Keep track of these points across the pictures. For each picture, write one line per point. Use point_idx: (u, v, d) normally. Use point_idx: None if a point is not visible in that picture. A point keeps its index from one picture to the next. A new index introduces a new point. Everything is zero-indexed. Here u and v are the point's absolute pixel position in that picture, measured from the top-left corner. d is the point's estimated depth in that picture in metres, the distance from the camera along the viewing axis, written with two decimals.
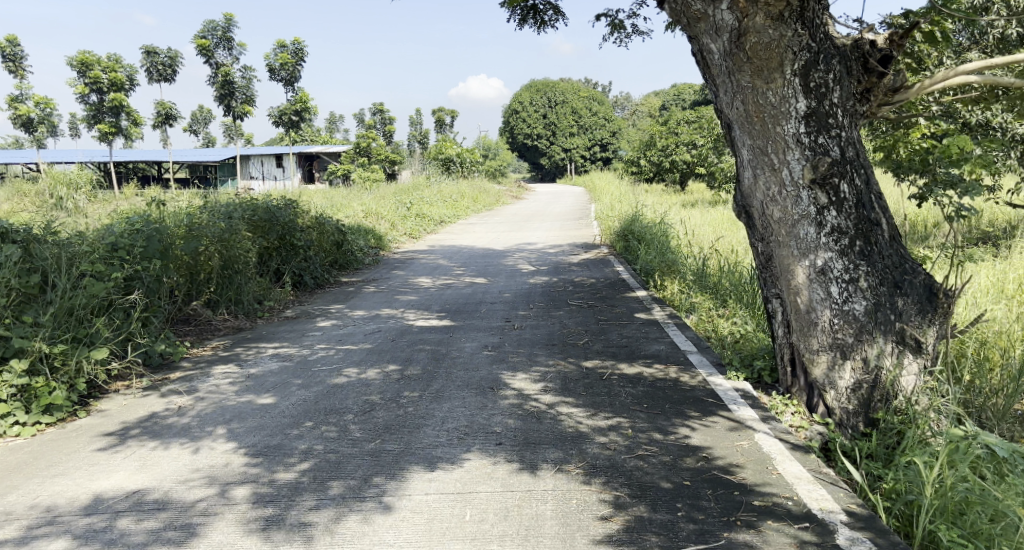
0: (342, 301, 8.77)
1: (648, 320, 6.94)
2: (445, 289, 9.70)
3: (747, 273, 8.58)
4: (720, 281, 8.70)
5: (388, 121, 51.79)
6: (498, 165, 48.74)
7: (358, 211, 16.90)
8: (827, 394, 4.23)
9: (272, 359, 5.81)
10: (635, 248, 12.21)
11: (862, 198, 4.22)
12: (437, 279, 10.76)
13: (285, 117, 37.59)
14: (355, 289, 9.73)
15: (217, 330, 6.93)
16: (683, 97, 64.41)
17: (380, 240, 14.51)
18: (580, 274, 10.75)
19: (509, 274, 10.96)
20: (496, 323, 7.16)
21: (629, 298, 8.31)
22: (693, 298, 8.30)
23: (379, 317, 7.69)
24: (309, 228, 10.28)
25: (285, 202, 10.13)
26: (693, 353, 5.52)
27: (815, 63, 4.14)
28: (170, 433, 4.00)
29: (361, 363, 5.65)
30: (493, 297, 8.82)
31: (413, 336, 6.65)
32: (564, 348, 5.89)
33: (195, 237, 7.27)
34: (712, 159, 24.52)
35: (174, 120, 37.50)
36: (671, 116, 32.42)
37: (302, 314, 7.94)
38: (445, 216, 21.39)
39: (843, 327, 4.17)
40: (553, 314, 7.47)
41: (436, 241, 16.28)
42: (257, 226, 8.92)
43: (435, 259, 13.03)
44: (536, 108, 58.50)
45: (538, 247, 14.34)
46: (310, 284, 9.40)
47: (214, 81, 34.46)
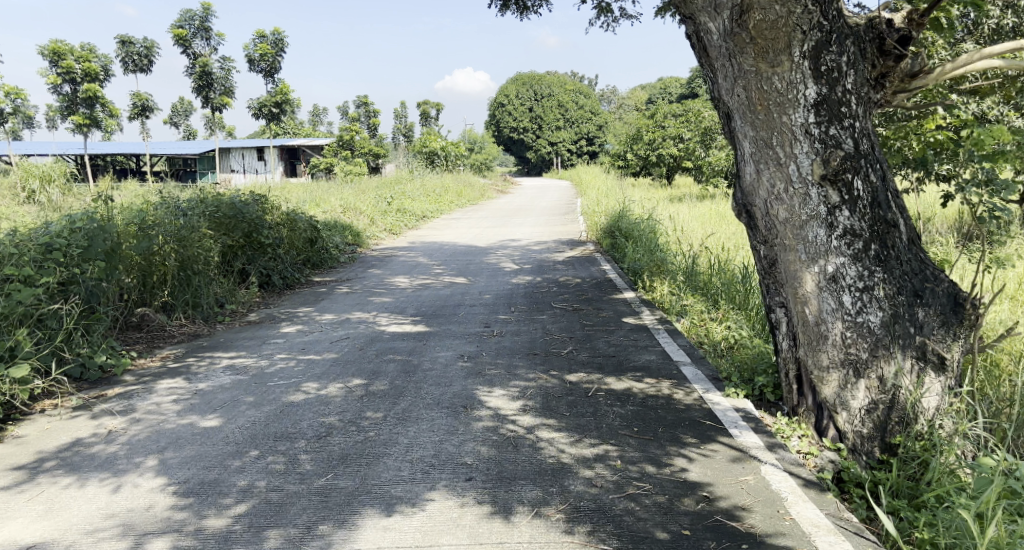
0: (311, 303, 8.25)
1: (636, 326, 6.47)
2: (422, 290, 9.19)
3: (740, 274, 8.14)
4: (712, 282, 8.27)
5: (372, 114, 51.12)
6: (484, 159, 48.20)
7: (336, 206, 16.34)
8: (838, 416, 3.76)
9: (225, 371, 5.29)
10: (622, 245, 11.75)
11: (878, 196, 3.76)
12: (415, 278, 10.25)
13: (266, 110, 36.84)
14: (327, 290, 9.20)
15: (171, 337, 6.41)
16: (669, 91, 64.17)
17: (358, 237, 13.97)
18: (565, 273, 10.27)
19: (490, 273, 10.47)
20: (474, 329, 6.67)
21: (617, 300, 7.85)
22: (684, 300, 7.85)
23: (349, 322, 7.17)
24: (278, 225, 9.75)
25: (253, 197, 9.58)
26: (687, 365, 5.05)
27: (827, 44, 3.67)
28: (91, 465, 3.49)
29: (322, 377, 5.14)
30: (473, 299, 8.32)
31: (384, 344, 6.15)
32: (546, 359, 5.41)
33: (147, 236, 6.73)
34: (699, 153, 24.14)
35: (150, 111, 36.67)
36: (658, 109, 32.04)
37: (266, 319, 7.41)
38: (428, 211, 20.86)
39: (857, 342, 3.71)
40: (535, 319, 6.98)
41: (417, 237, 15.77)
42: (221, 223, 8.38)
43: (415, 257, 12.51)
44: (522, 101, 57.87)
45: (522, 244, 13.85)
46: (278, 285, 8.88)
47: (192, 72, 33.66)
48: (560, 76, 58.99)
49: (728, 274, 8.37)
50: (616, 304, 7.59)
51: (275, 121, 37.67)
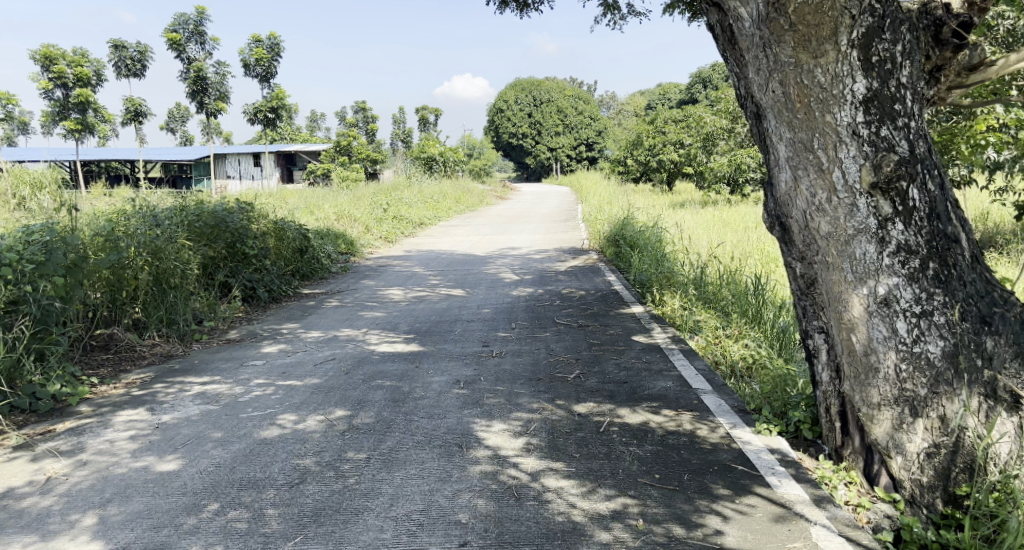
0: (297, 319, 7.73)
1: (648, 345, 5.95)
2: (416, 303, 8.67)
3: (755, 288, 7.64)
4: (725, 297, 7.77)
5: (370, 119, 50.68)
6: (483, 164, 47.73)
7: (330, 214, 15.81)
8: (891, 462, 3.23)
9: (194, 400, 4.78)
10: (627, 255, 11.23)
11: (938, 207, 3.23)
12: (410, 290, 9.74)
13: (261, 115, 36.34)
14: (315, 304, 8.67)
15: (140, 358, 5.92)
16: (667, 97, 63.92)
17: (351, 246, 13.44)
18: (567, 284, 9.76)
19: (489, 284, 9.95)
20: (472, 349, 6.15)
21: (624, 315, 7.33)
22: (696, 316, 7.33)
23: (337, 340, 6.65)
24: (265, 235, 9.25)
25: (236, 205, 9.09)
26: (709, 394, 4.52)
27: (879, 31, 3.16)
28: (20, 526, 3.01)
29: (302, 408, 4.62)
30: (469, 314, 7.81)
31: (372, 367, 5.62)
32: (551, 386, 4.89)
33: (117, 247, 6.23)
34: (701, 159, 23.71)
35: (144, 117, 36.20)
36: (658, 114, 31.63)
37: (247, 337, 6.89)
38: (425, 218, 20.33)
39: (915, 376, 3.18)
40: (538, 337, 6.46)
41: (414, 245, 15.25)
42: (202, 233, 7.88)
43: (410, 267, 11.99)
44: (522, 107, 57.59)
45: (521, 253, 13.33)
46: (263, 298, 8.38)
47: (186, 77, 33.19)
48: (559, 82, 58.67)
49: (742, 287, 7.86)
50: (624, 320, 7.07)
51: (271, 126, 37.20)
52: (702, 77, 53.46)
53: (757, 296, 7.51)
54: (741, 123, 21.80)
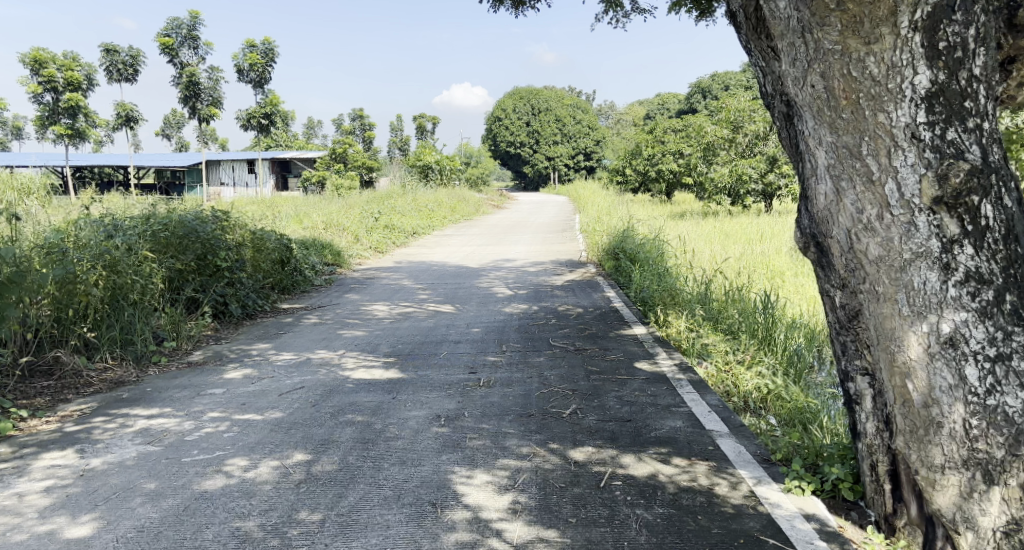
0: (269, 338, 7.11)
1: (653, 374, 5.34)
2: (401, 320, 8.05)
3: (766, 309, 7.06)
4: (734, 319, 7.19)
5: (367, 127, 50.23)
6: (480, 173, 47.17)
7: (318, 223, 15.24)
8: (959, 538, 2.64)
9: (133, 439, 4.17)
10: (628, 269, 10.64)
11: (1016, 227, 2.63)
12: (396, 305, 9.13)
13: (254, 121, 35.77)
14: (292, 321, 8.06)
15: (85, 386, 5.31)
16: (666, 107, 63.64)
17: (338, 257, 12.85)
18: (564, 300, 9.16)
19: (481, 299, 9.35)
20: (456, 376, 5.54)
21: (625, 338, 6.71)
22: (704, 338, 6.74)
23: (309, 364, 6.03)
24: (240, 246, 8.66)
25: (210, 214, 8.51)
26: (726, 438, 3.93)
27: (948, 11, 2.57)
28: None
29: (256, 450, 4.01)
30: (456, 334, 7.20)
31: (343, 398, 5.00)
32: (545, 425, 4.28)
33: (64, 260, 5.64)
34: (702, 168, 23.20)
35: (135, 122, 35.58)
36: (657, 124, 31.16)
37: (211, 359, 6.27)
38: (418, 227, 19.72)
39: (989, 435, 2.58)
40: (531, 363, 5.85)
41: (405, 256, 14.66)
42: (167, 244, 7.29)
43: (398, 279, 11.37)
44: (520, 116, 57.35)
45: (516, 266, 12.72)
46: (235, 315, 7.78)
47: (178, 81, 32.58)
48: (557, 91, 58.34)
49: (752, 307, 7.28)
50: (625, 343, 6.46)
51: (264, 132, 36.63)
52: (701, 87, 53.17)
53: (769, 317, 6.93)
54: (742, 133, 21.21)
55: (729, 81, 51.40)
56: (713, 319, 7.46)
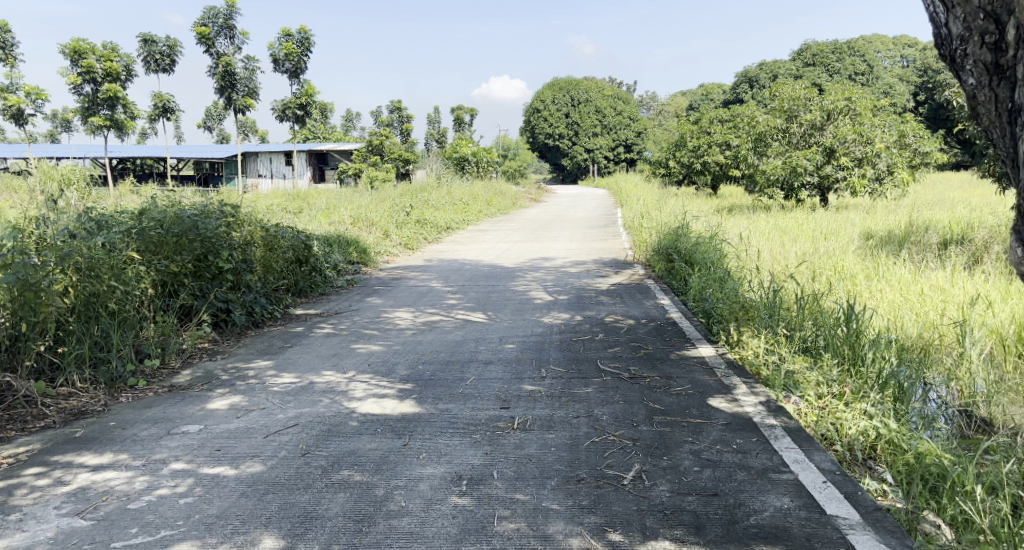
0: (272, 354, 6.13)
1: (735, 419, 4.21)
2: (425, 332, 7.02)
3: (859, 326, 5.88)
4: (820, 339, 6.02)
5: (404, 118, 49.40)
6: (517, 166, 46.12)
7: (345, 217, 14.30)
8: None
9: (62, 506, 3.20)
10: (683, 272, 9.50)
11: None
12: (421, 311, 8.12)
13: (290, 112, 35.05)
14: (303, 331, 7.08)
15: (37, 418, 4.38)
16: (710, 98, 61.75)
17: (364, 254, 11.88)
18: (612, 308, 8.04)
19: (516, 306, 8.27)
20: (485, 414, 4.46)
21: (691, 361, 5.58)
22: (788, 363, 5.58)
23: (311, 390, 5.01)
24: (248, 245, 7.68)
25: (214, 209, 7.54)
26: (860, 534, 2.88)
27: None
28: None
29: (213, 529, 3.03)
30: (487, 352, 6.12)
31: (342, 443, 3.97)
32: (601, 498, 3.21)
33: (18, 264, 4.69)
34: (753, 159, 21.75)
35: (172, 113, 35.16)
36: (703, 113, 29.66)
37: (199, 379, 5.29)
38: (452, 222, 18.72)
39: None
40: (577, 397, 4.75)
41: (435, 254, 13.64)
42: (161, 243, 6.36)
43: (427, 281, 10.37)
44: (558, 107, 56.10)
45: (555, 266, 11.61)
46: (238, 323, 6.79)
47: (214, 71, 31.98)
48: (598, 82, 56.91)
49: (839, 319, 6.10)
50: (692, 369, 5.32)
51: (300, 123, 35.92)
52: (748, 76, 51.48)
53: (862, 336, 5.75)
54: (798, 122, 19.52)
55: (778, 70, 49.40)
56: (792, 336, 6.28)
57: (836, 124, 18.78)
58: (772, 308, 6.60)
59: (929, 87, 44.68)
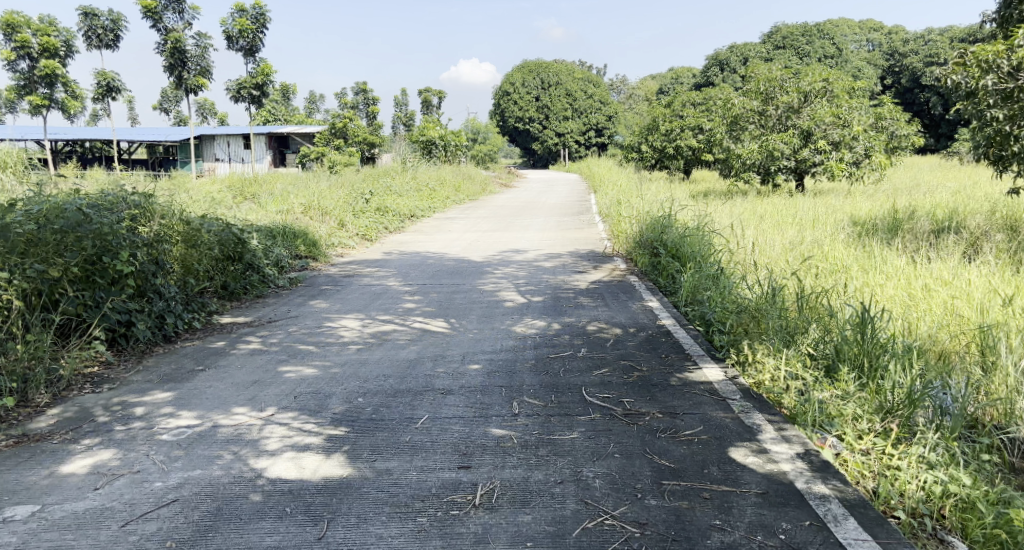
0: (176, 381, 4.90)
1: (773, 487, 3.14)
2: (373, 348, 5.83)
3: (888, 339, 4.84)
4: (837, 352, 4.95)
5: (370, 101, 47.72)
6: (487, 150, 44.86)
7: (296, 204, 12.99)
8: None
9: None
10: (672, 269, 8.46)
11: None
12: (372, 318, 6.94)
13: (244, 92, 33.22)
14: (225, 348, 5.85)
15: None
16: (681, 81, 61.00)
17: (313, 248, 10.65)
18: (594, 312, 6.95)
19: (484, 311, 7.13)
20: (438, 478, 3.33)
21: (697, 390, 4.50)
22: (815, 393, 4.48)
23: (210, 440, 3.81)
24: (161, 243, 6.40)
25: (117, 199, 6.24)
26: None
27: None
28: None
29: None
30: (445, 377, 4.97)
31: (231, 537, 2.83)
32: None
33: None
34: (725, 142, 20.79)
35: (118, 92, 33.15)
36: (675, 96, 28.57)
37: (67, 422, 4.05)
38: (415, 209, 17.51)
39: None
40: (561, 449, 3.63)
41: (396, 245, 12.44)
42: (33, 242, 5.09)
43: (383, 278, 9.19)
44: (528, 90, 54.76)
45: (527, 259, 10.48)
46: (141, 339, 5.54)
47: (162, 48, 30.08)
48: (568, 65, 55.81)
49: (856, 324, 5.06)
50: (701, 403, 4.26)
51: (256, 104, 34.12)
52: (718, 59, 50.55)
53: (885, 346, 4.75)
54: (775, 104, 18.42)
55: (750, 52, 48.65)
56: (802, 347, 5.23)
57: (813, 106, 17.82)
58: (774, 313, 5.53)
59: (897, 71, 44.09)
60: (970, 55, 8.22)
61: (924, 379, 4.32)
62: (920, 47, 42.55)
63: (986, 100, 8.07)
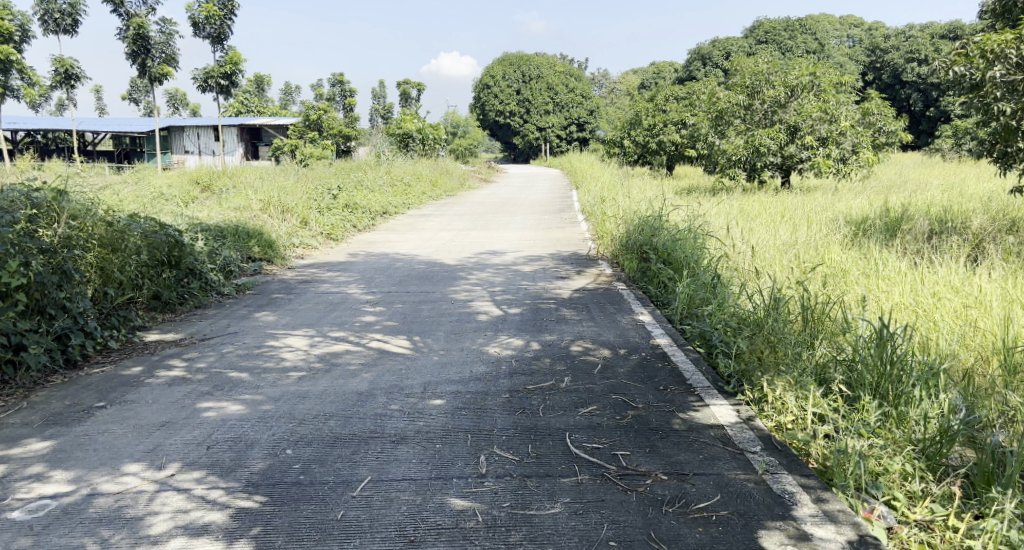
0: (61, 424, 3.98)
1: None
2: (318, 376, 4.91)
3: (930, 375, 3.94)
4: (869, 390, 4.02)
5: (347, 93, 46.46)
6: (465, 144, 43.84)
7: (254, 200, 12.00)
8: None
9: None
10: (666, 278, 7.61)
11: None
12: (324, 335, 6.02)
13: (212, 81, 31.89)
14: (139, 375, 4.90)
15: None
16: (661, 76, 60.35)
17: (268, 249, 9.70)
18: (579, 327, 6.09)
19: (453, 326, 6.25)
20: None
21: (708, 437, 3.67)
22: (846, 437, 3.59)
23: (76, 522, 2.92)
24: (71, 248, 5.49)
25: (14, 197, 5.32)
26: None
27: None
28: None
29: None
30: (398, 418, 4.07)
31: None
32: None
33: None
34: (708, 136, 20.02)
35: (77, 79, 31.66)
36: (658, 90, 27.71)
37: None
38: (387, 206, 16.57)
39: None
40: (536, 535, 2.81)
41: (363, 245, 11.52)
42: None
43: (344, 284, 8.27)
44: (509, 83, 53.87)
45: (504, 263, 9.59)
46: (31, 367, 4.66)
47: (124, 34, 28.77)
48: (548, 58, 55.01)
49: (888, 354, 4.16)
50: (714, 458, 3.41)
51: (225, 94, 32.83)
52: (701, 53, 50.19)
53: (931, 382, 3.84)
54: (760, 99, 17.59)
55: (732, 47, 48.13)
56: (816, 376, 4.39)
57: (800, 101, 17.04)
58: (780, 328, 4.66)
59: (877, 67, 43.43)
60: (974, 45, 7.43)
61: (975, 418, 3.49)
62: (900, 43, 41.98)
63: (991, 93, 7.23)
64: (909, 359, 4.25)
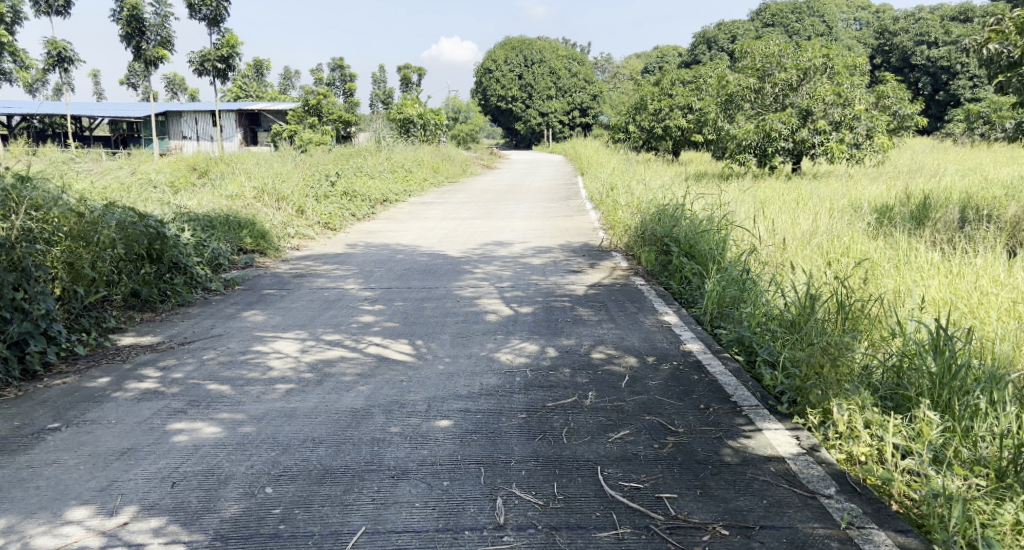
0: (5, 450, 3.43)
1: None
2: (308, 389, 4.32)
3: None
4: (951, 413, 3.43)
5: (347, 77, 45.62)
6: (468, 130, 43.03)
7: (247, 187, 11.37)
8: None
9: None
10: (691, 274, 6.99)
11: None
12: (316, 339, 5.42)
13: (208, 64, 31.14)
14: (105, 387, 4.31)
15: None
16: (665, 61, 59.40)
17: (260, 239, 9.09)
18: (598, 330, 5.50)
19: (459, 328, 5.65)
20: None
21: (766, 475, 3.10)
22: (940, 477, 2.98)
23: None
24: (31, 243, 4.91)
25: None
26: None
27: None
28: None
29: None
30: (399, 445, 3.48)
31: None
32: None
33: None
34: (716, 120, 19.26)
35: (69, 62, 30.94)
36: (664, 73, 26.91)
37: None
38: (387, 193, 15.94)
39: None
40: None
41: (362, 235, 10.93)
42: None
43: (340, 279, 7.68)
44: (511, 68, 53.03)
45: (512, 254, 8.98)
46: None
47: (118, 15, 28.01)
48: (550, 42, 54.08)
49: (971, 373, 3.56)
50: (779, 507, 2.86)
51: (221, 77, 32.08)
52: (706, 37, 49.24)
53: None
54: (771, 82, 16.83)
55: (738, 31, 47.24)
56: (880, 395, 3.80)
57: (812, 84, 16.28)
58: (836, 337, 4.06)
59: (885, 51, 42.41)
60: (1010, 20, 6.68)
61: None
62: (910, 25, 41.02)
63: None
64: (992, 375, 3.64)
